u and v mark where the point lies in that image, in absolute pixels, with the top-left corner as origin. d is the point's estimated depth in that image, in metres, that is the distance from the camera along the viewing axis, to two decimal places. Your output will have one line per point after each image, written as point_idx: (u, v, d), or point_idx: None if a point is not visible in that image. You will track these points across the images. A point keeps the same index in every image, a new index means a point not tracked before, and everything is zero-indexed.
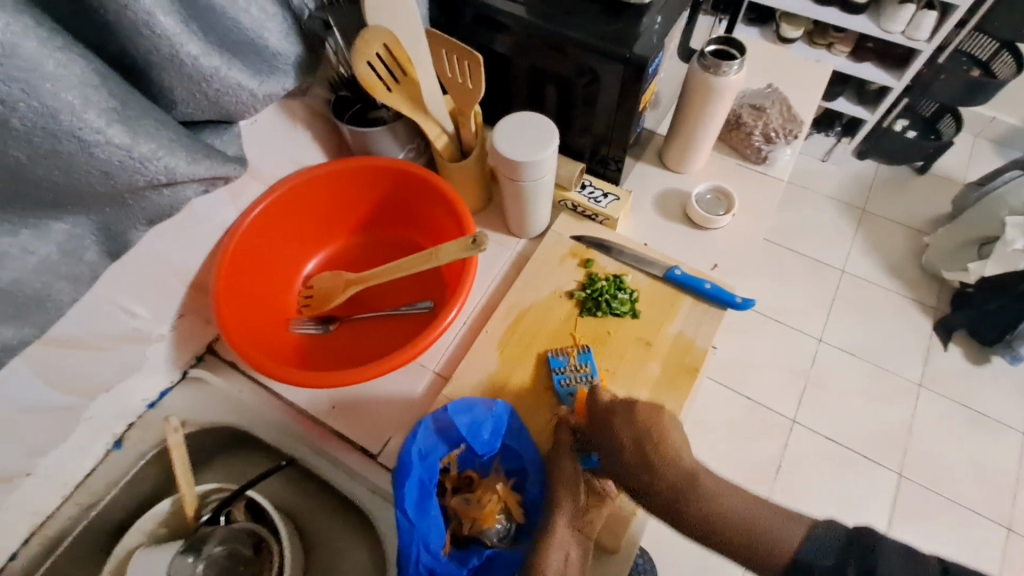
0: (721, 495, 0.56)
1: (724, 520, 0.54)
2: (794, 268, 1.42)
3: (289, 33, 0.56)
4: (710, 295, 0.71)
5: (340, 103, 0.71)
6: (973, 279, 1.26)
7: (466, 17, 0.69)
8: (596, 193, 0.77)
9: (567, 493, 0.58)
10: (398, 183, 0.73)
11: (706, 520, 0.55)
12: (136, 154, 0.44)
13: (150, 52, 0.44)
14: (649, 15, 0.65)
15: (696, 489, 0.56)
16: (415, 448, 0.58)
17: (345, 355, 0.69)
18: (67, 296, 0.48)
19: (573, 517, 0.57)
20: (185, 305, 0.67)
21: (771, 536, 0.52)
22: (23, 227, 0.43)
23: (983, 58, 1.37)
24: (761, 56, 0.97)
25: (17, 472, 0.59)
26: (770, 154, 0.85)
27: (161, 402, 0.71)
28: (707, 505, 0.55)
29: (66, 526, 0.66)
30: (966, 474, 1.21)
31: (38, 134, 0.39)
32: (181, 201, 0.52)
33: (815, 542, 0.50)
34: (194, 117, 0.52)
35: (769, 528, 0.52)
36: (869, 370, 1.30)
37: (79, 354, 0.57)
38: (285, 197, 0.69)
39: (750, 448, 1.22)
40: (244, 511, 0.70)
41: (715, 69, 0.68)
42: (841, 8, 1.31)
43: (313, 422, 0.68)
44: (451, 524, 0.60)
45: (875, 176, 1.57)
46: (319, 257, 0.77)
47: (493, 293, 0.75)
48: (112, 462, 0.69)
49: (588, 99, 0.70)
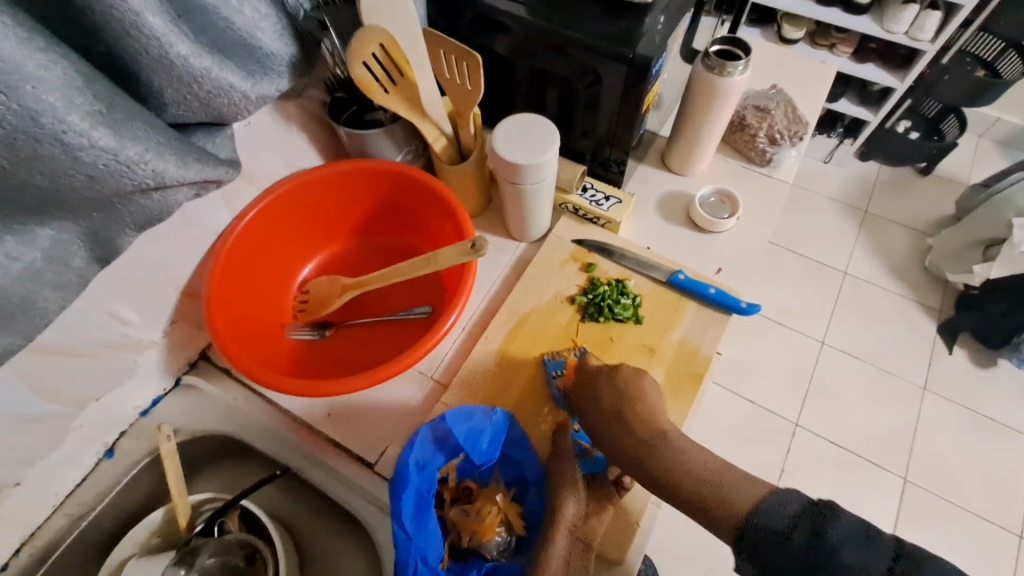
0: (700, 466, 0.55)
1: (686, 475, 0.54)
2: (797, 271, 1.40)
3: (283, 32, 0.55)
4: (714, 300, 0.70)
5: (336, 104, 0.70)
6: (978, 281, 1.24)
7: (465, 17, 0.67)
8: (598, 196, 0.76)
9: (567, 496, 0.56)
10: (395, 187, 0.72)
11: (667, 471, 0.55)
12: (122, 157, 0.43)
13: (138, 53, 0.43)
14: (652, 15, 0.63)
15: (666, 446, 0.57)
16: (413, 458, 0.56)
17: (341, 362, 0.68)
18: (54, 303, 0.47)
19: (574, 518, 0.56)
20: (178, 311, 0.66)
21: (729, 496, 0.50)
22: (8, 233, 0.42)
23: (988, 58, 1.33)
24: (765, 56, 0.96)
25: (4, 483, 0.57)
26: (775, 156, 0.83)
27: (154, 410, 0.70)
28: (672, 458, 0.56)
29: (56, 537, 0.65)
30: (973, 479, 1.19)
31: (19, 138, 0.38)
32: (172, 205, 0.50)
33: (776, 510, 0.47)
34: (185, 119, 0.50)
35: (725, 488, 0.51)
36: (874, 374, 1.28)
37: (68, 362, 0.56)
38: (280, 200, 0.68)
39: (753, 453, 1.21)
40: (238, 520, 0.69)
41: (720, 70, 0.66)
42: (844, 8, 1.29)
43: (308, 431, 0.66)
44: (450, 536, 0.59)
45: (879, 177, 1.56)
46: (314, 261, 0.76)
47: (493, 298, 0.74)
48: (103, 472, 0.67)
49: (589, 100, 0.69)
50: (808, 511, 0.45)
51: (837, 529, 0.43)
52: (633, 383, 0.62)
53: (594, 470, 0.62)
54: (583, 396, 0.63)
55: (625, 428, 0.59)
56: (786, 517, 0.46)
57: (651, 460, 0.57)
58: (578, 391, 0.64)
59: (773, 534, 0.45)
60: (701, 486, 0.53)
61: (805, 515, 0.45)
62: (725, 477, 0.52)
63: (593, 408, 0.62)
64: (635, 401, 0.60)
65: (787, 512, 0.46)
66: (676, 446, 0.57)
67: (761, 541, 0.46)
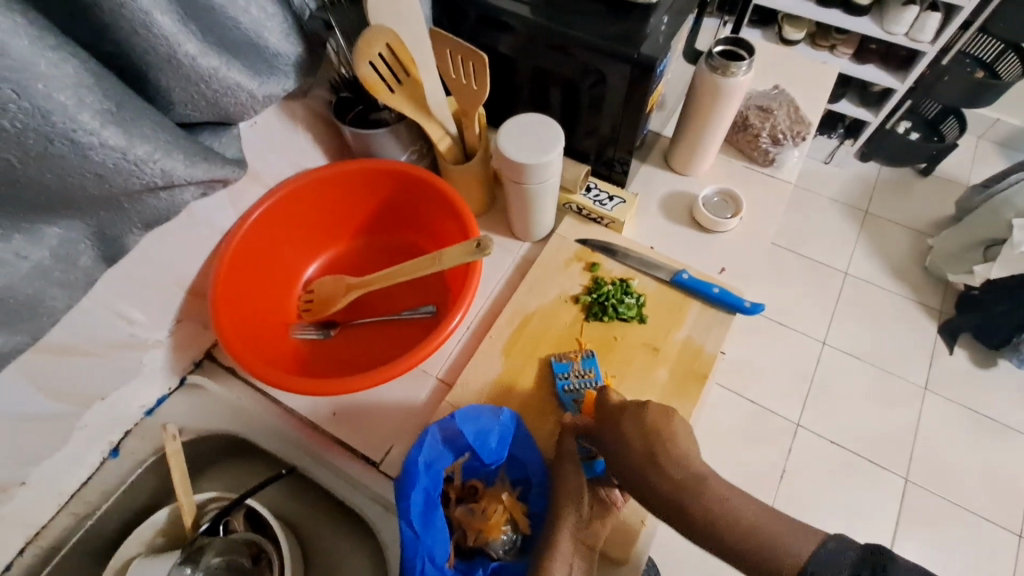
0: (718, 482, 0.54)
1: (732, 526, 0.51)
2: (798, 271, 1.41)
3: (289, 32, 0.55)
4: (718, 299, 0.70)
5: (341, 104, 0.70)
6: (978, 282, 1.25)
7: (469, 17, 0.68)
8: (602, 196, 0.76)
9: (568, 512, 0.56)
10: (400, 186, 0.72)
11: (711, 523, 0.52)
12: (131, 156, 0.43)
13: (147, 52, 0.43)
14: (656, 15, 0.63)
15: (703, 490, 0.54)
16: (422, 457, 0.57)
17: (346, 361, 0.68)
18: (61, 302, 0.47)
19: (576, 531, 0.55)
20: (183, 311, 0.66)
21: (781, 548, 0.49)
22: (16, 232, 0.42)
23: (987, 59, 1.35)
24: (767, 57, 0.96)
25: (9, 483, 0.57)
26: (777, 156, 0.84)
27: (159, 409, 0.70)
28: (715, 507, 0.53)
29: (61, 536, 0.65)
30: (975, 479, 1.20)
31: (29, 137, 0.38)
32: (179, 204, 0.51)
33: (832, 563, 0.47)
34: (192, 119, 0.51)
35: (775, 541, 0.49)
36: (875, 374, 1.29)
37: (74, 361, 0.56)
38: (285, 200, 0.68)
39: (755, 453, 1.21)
40: (243, 520, 0.69)
41: (723, 70, 0.66)
42: (844, 10, 1.30)
43: (314, 430, 0.66)
44: (455, 535, 0.59)
45: (879, 177, 1.56)
46: (319, 261, 0.76)
47: (497, 298, 0.74)
48: (108, 471, 0.67)
49: (593, 100, 0.69)
50: (866, 564, 0.45)
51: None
52: (661, 419, 0.57)
53: (594, 472, 0.62)
54: (603, 431, 0.59)
55: (656, 469, 0.55)
56: (843, 571, 0.46)
57: (694, 508, 0.53)
58: (598, 426, 0.60)
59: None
60: (750, 537, 0.50)
61: (864, 568, 0.45)
62: (771, 527, 0.50)
63: (615, 440, 0.58)
64: (664, 438, 0.56)
65: (844, 567, 0.46)
66: (716, 492, 0.54)
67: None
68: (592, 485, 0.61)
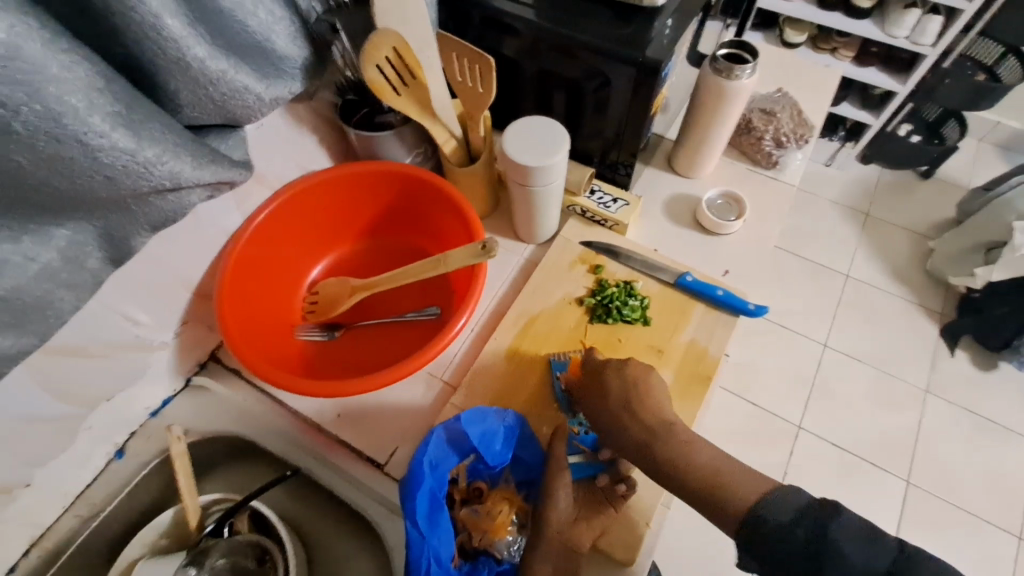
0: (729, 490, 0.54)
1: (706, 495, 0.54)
2: (800, 274, 1.41)
3: (296, 35, 0.55)
4: (722, 302, 0.70)
5: (348, 106, 0.70)
6: (980, 285, 1.24)
7: (474, 19, 0.68)
8: (606, 198, 0.76)
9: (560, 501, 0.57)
10: (406, 189, 0.72)
11: (673, 467, 0.55)
12: (140, 158, 0.43)
13: (156, 55, 0.43)
14: (661, 19, 0.64)
15: (671, 438, 0.57)
16: (426, 458, 0.57)
17: (351, 363, 0.68)
18: (69, 304, 0.47)
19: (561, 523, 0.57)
20: (188, 312, 0.66)
21: (732, 491, 0.52)
22: (25, 234, 0.42)
23: (988, 63, 1.34)
24: (769, 61, 0.97)
25: (15, 484, 0.57)
26: (780, 159, 0.84)
27: (164, 411, 0.70)
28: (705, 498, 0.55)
29: (64, 538, 0.65)
30: (976, 483, 1.20)
31: (41, 139, 0.38)
32: (186, 206, 0.51)
33: (775, 505, 0.49)
34: (199, 121, 0.51)
35: (729, 486, 0.52)
36: (876, 376, 1.29)
37: (80, 363, 0.56)
38: (290, 202, 0.68)
39: (757, 455, 1.21)
40: (247, 521, 0.69)
41: (727, 73, 0.67)
42: (844, 12, 1.31)
43: (317, 431, 0.66)
44: (460, 536, 0.59)
45: (880, 179, 1.56)
46: (323, 263, 0.76)
47: (502, 299, 0.74)
48: (113, 472, 0.68)
49: (598, 103, 0.69)
50: (810, 513, 0.48)
51: (842, 535, 0.46)
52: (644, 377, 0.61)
53: (590, 473, 0.62)
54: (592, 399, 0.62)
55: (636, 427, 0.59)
56: (789, 512, 0.49)
57: (662, 453, 0.56)
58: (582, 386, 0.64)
59: (777, 530, 0.48)
60: (706, 481, 0.54)
61: (807, 512, 0.48)
62: (731, 473, 0.53)
63: (601, 403, 0.61)
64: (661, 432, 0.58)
65: (790, 511, 0.49)
66: (683, 442, 0.57)
67: (762, 536, 0.49)
68: (581, 486, 0.62)
